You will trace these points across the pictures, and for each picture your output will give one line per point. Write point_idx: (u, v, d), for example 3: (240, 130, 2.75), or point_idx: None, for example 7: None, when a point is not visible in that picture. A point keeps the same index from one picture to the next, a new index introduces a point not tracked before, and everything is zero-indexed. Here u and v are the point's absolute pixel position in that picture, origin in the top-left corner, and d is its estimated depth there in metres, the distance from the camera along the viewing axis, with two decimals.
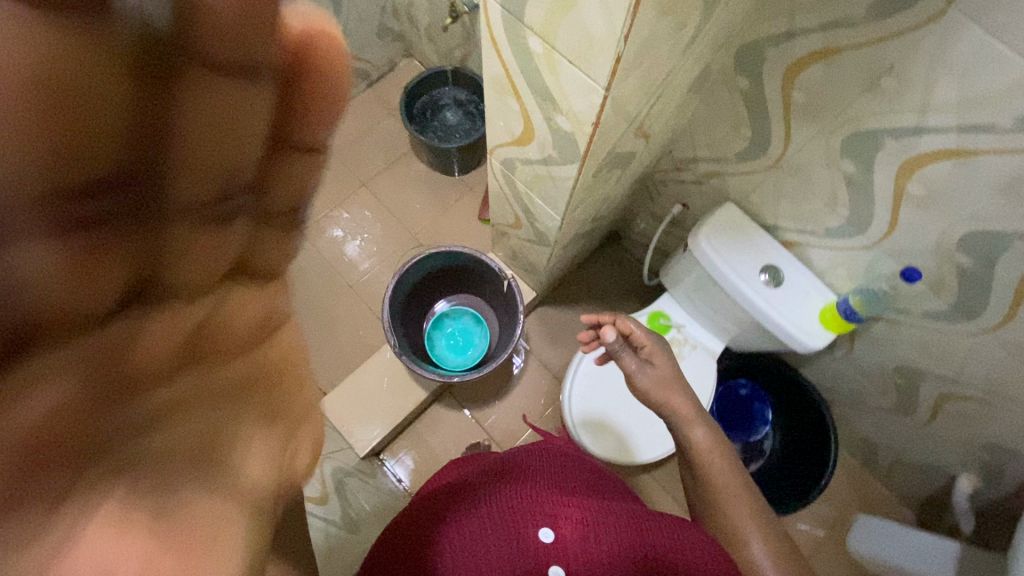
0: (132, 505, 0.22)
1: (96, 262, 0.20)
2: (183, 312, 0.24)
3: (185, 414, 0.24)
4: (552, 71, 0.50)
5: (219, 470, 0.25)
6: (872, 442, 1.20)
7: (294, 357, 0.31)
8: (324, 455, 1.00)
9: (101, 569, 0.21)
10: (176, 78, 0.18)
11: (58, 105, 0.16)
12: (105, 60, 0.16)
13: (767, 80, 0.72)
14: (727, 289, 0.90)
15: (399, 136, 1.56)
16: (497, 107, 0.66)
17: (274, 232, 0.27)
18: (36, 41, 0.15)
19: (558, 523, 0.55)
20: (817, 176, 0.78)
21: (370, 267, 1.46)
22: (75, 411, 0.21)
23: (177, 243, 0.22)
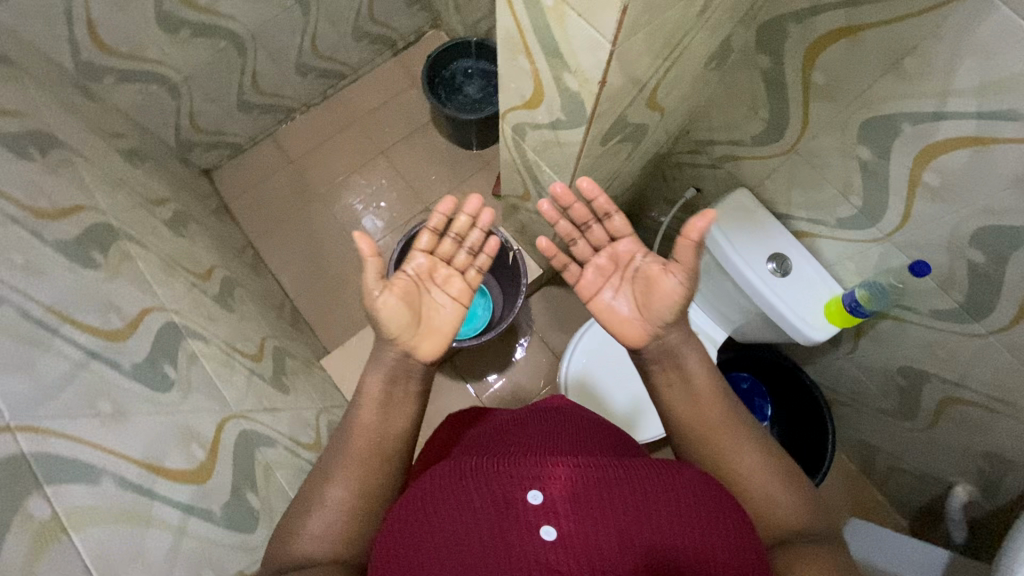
0: (396, 324, 0.65)
1: (441, 283, 0.71)
2: (445, 301, 0.69)
3: (432, 328, 0.67)
4: (562, 26, 0.50)
5: (411, 337, 0.65)
6: (870, 444, 1.19)
7: (446, 336, 0.67)
8: (322, 408, 1.03)
9: (382, 316, 0.64)
10: (479, 260, 0.74)
11: (458, 257, 0.73)
12: (470, 255, 0.73)
13: (788, 59, 0.71)
14: (735, 277, 0.89)
15: (420, 107, 1.57)
16: (509, 68, 0.66)
17: (465, 292, 0.71)
18: (465, 244, 0.73)
19: (545, 483, 0.50)
20: (832, 162, 0.76)
21: (382, 234, 1.48)
22: (422, 303, 0.68)
23: (453, 286, 0.70)
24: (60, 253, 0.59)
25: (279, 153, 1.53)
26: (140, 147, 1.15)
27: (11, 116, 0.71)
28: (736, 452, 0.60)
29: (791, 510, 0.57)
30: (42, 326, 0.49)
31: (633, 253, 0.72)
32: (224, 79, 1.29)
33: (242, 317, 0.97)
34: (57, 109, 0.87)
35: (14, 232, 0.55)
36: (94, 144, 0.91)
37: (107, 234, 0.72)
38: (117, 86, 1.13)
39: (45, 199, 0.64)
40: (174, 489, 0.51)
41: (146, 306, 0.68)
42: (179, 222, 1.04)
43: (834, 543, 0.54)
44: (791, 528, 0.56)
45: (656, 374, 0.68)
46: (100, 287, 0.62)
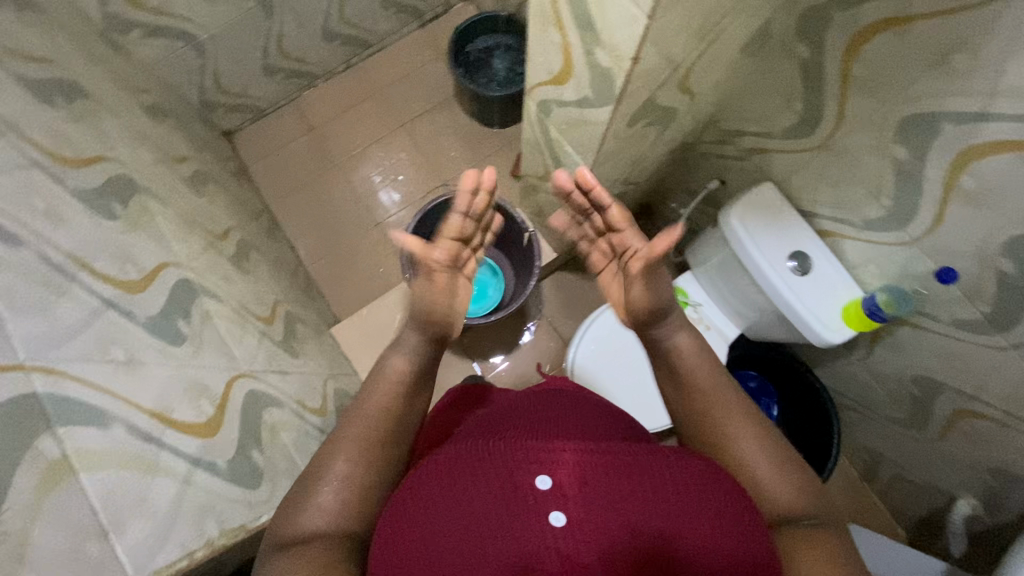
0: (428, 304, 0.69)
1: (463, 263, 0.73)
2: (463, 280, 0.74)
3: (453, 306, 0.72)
4: None
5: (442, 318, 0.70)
6: (874, 452, 1.18)
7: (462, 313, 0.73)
8: (330, 375, 1.04)
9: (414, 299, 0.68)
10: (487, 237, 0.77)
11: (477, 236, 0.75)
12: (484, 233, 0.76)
13: (828, 49, 0.68)
14: (754, 273, 0.89)
15: (445, 81, 1.55)
16: (540, 41, 0.64)
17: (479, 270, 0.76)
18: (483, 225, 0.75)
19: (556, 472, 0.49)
20: (865, 160, 0.74)
21: (397, 208, 1.48)
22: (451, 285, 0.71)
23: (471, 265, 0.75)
24: (80, 201, 0.60)
25: (300, 119, 1.52)
26: (163, 104, 1.15)
27: (37, 61, 0.71)
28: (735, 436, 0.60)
29: (785, 492, 0.58)
30: (59, 270, 0.49)
31: (630, 242, 0.72)
32: (250, 41, 1.28)
33: (256, 280, 0.97)
34: (84, 59, 0.87)
35: (37, 177, 0.55)
36: (117, 97, 0.91)
37: (128, 187, 0.72)
38: (143, 41, 1.12)
39: (68, 146, 0.65)
40: (182, 439, 0.52)
41: (162, 261, 0.68)
42: (198, 181, 1.04)
43: (825, 529, 0.54)
44: (781, 510, 0.57)
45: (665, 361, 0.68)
46: (118, 238, 0.62)
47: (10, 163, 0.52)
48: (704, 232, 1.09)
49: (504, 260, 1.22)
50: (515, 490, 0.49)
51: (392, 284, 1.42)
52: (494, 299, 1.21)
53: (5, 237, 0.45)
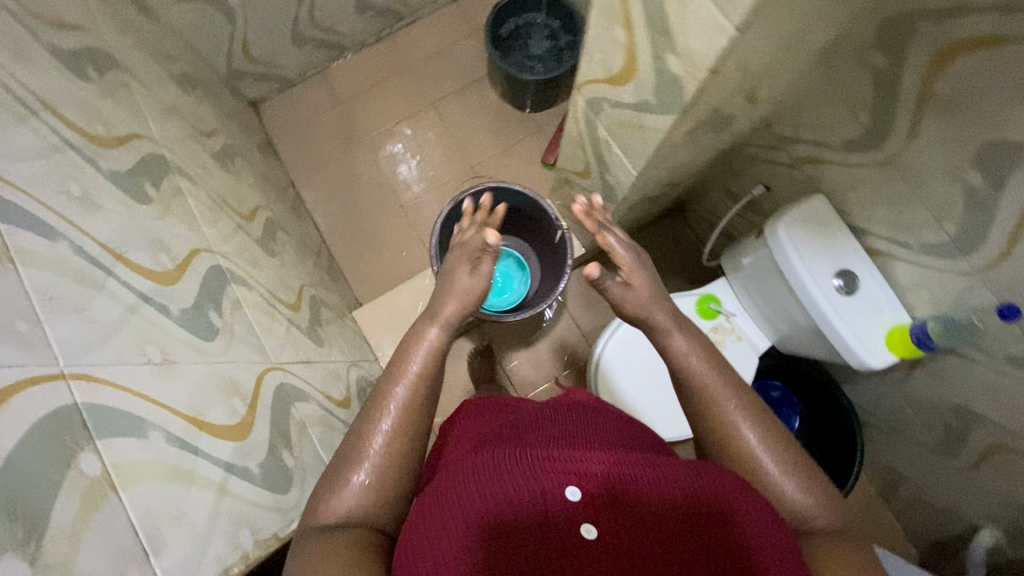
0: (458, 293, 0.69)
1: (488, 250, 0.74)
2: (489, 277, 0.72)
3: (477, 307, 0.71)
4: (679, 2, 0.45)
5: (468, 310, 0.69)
6: (895, 471, 1.16)
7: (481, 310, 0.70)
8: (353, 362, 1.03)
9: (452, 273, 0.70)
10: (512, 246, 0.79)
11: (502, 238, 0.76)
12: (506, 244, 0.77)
13: (909, 62, 0.63)
14: (796, 286, 0.86)
15: (477, 59, 1.50)
16: (599, 37, 0.60)
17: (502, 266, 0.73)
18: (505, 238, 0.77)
19: (585, 466, 0.50)
20: (933, 184, 0.70)
21: (423, 190, 1.45)
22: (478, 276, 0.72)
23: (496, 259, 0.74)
24: (113, 184, 0.57)
25: (328, 92, 1.48)
26: (192, 72, 1.11)
27: (69, 29, 0.68)
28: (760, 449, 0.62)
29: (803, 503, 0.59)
30: (96, 265, 0.47)
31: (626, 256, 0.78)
32: (281, 8, 1.23)
33: (282, 264, 0.96)
34: (114, 26, 0.84)
35: (71, 160, 0.52)
36: (147, 68, 0.87)
37: (159, 166, 0.70)
38: (173, 5, 1.08)
39: (100, 124, 0.62)
40: (219, 446, 0.51)
41: (194, 247, 0.66)
42: (226, 156, 1.01)
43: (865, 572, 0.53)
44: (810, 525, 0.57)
45: (699, 374, 0.68)
46: (150, 224, 0.60)
47: (45, 147, 0.49)
48: (743, 238, 1.05)
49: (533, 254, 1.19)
50: (543, 473, 0.49)
51: (415, 269, 1.40)
52: (519, 294, 1.18)
53: (40, 231, 0.43)
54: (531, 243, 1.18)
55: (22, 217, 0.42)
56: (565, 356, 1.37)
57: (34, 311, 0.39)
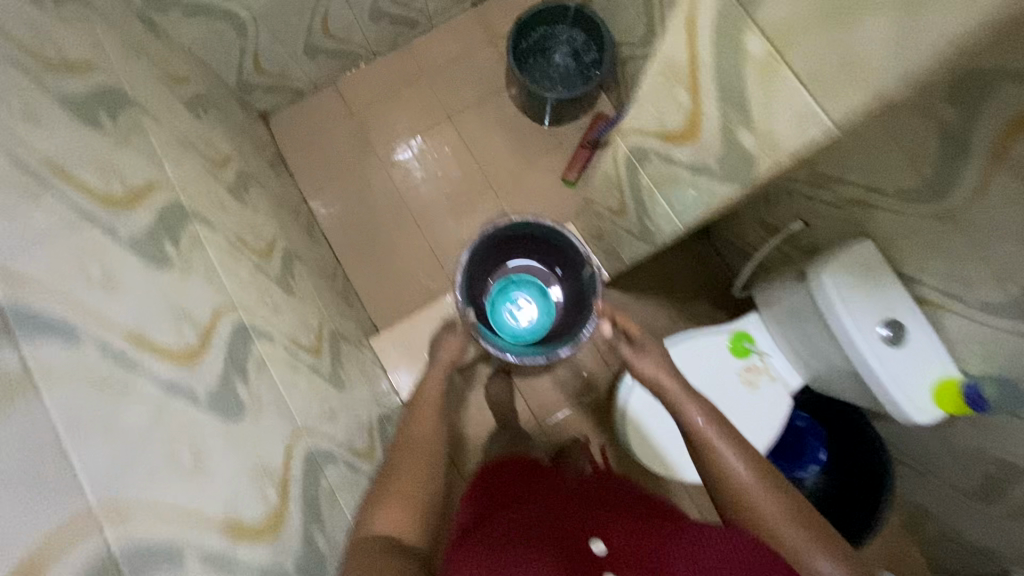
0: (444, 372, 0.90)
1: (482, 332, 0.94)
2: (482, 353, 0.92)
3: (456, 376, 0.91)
4: (767, 89, 0.49)
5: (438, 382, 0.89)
6: (923, 508, 1.14)
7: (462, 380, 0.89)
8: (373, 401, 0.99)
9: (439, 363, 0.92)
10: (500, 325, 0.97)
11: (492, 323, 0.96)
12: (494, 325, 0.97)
13: (983, 121, 0.58)
14: (840, 336, 0.83)
15: (495, 69, 1.43)
16: (654, 90, 0.60)
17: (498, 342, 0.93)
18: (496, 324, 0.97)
19: (567, 503, 0.69)
20: (995, 245, 0.66)
21: (440, 206, 1.40)
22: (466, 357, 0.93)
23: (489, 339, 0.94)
24: (135, 252, 0.53)
25: (341, 103, 1.42)
26: (204, 91, 1.06)
27: (79, 70, 0.63)
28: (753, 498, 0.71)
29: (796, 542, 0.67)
30: (121, 363, 0.44)
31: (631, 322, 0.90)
32: (294, 20, 1.17)
33: (302, 301, 0.92)
34: (124, 54, 0.78)
35: (90, 234, 0.48)
36: (159, 97, 0.82)
37: (177, 216, 0.66)
38: (183, 20, 1.02)
39: (117, 180, 0.58)
40: (252, 550, 0.49)
41: (217, 308, 0.62)
42: (241, 185, 0.96)
43: None
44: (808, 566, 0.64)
45: None
46: (174, 292, 0.56)
47: (63, 226, 0.46)
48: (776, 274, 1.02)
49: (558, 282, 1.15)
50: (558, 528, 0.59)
51: (432, 290, 1.36)
52: (543, 324, 1.14)
53: (63, 336, 0.40)
54: (557, 271, 1.13)
55: (41, 327, 0.39)
56: (585, 382, 1.34)
57: (63, 448, 0.37)
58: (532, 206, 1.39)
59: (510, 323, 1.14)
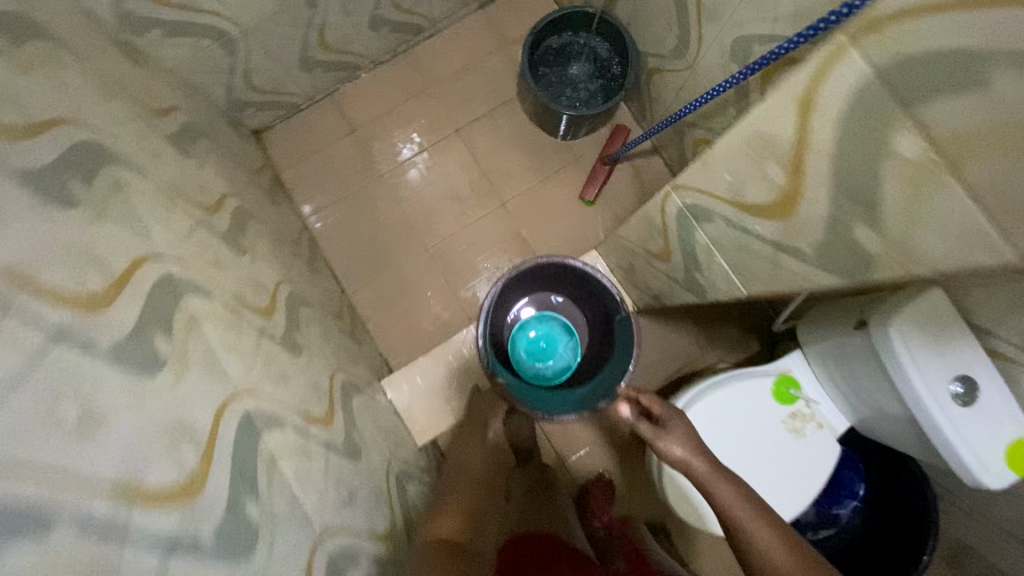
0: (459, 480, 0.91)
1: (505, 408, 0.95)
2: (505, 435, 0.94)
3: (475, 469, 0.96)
4: (919, 207, 0.45)
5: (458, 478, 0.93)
6: (970, 549, 1.09)
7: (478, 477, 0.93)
8: (388, 461, 0.92)
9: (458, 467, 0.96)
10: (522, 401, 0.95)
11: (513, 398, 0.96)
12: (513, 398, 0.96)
13: None
14: (907, 391, 0.76)
15: (506, 77, 1.33)
16: (743, 164, 0.56)
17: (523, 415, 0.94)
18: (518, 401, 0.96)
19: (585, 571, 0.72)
20: None
21: (449, 228, 1.31)
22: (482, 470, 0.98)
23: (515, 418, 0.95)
24: (118, 365, 0.45)
25: (340, 118, 1.32)
26: (192, 119, 0.96)
27: (45, 131, 0.54)
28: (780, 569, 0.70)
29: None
30: (109, 535, 0.37)
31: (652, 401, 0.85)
32: (287, 34, 1.06)
33: (310, 359, 0.84)
34: (100, 96, 0.69)
35: (65, 361, 0.40)
36: (142, 142, 0.73)
37: (169, 295, 0.57)
38: (164, 41, 0.92)
39: (95, 271, 0.49)
40: None
41: (216, 406, 0.54)
42: (239, 229, 0.87)
43: None
44: None
45: None
46: (167, 405, 0.48)
47: (32, 360, 0.37)
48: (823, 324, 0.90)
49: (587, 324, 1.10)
50: None
51: (444, 320, 1.28)
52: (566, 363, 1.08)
53: (38, 529, 0.33)
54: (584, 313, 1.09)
55: (13, 523, 0.32)
56: (607, 415, 1.27)
57: None
58: (548, 227, 1.30)
59: (530, 363, 1.09)
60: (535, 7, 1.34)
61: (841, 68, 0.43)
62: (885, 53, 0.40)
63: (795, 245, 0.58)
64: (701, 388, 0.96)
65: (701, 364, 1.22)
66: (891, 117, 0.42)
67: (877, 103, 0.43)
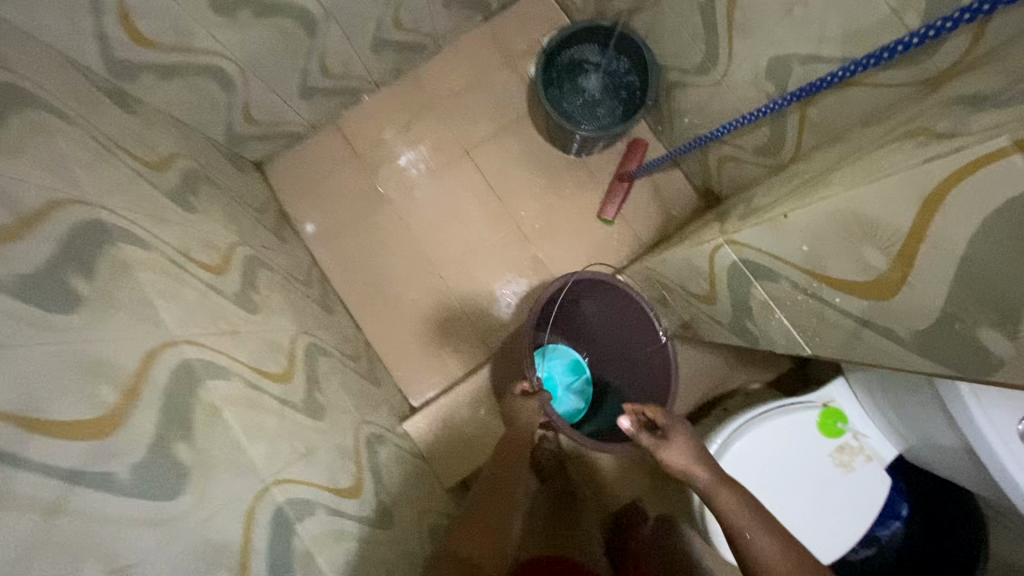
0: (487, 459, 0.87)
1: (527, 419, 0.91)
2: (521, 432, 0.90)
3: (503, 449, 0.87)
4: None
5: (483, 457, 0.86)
6: None
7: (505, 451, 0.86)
8: (418, 516, 0.88)
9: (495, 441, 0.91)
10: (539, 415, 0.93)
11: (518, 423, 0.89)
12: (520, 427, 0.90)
13: None
14: (971, 434, 0.72)
15: (516, 93, 1.27)
16: (820, 237, 0.57)
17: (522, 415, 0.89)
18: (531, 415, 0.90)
19: None
20: None
21: (463, 254, 1.26)
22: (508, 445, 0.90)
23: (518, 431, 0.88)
24: (146, 495, 0.43)
25: (344, 145, 1.26)
26: (193, 163, 0.91)
27: (41, 220, 0.49)
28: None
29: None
30: None
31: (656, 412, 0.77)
32: (287, 65, 1.00)
33: (334, 419, 0.79)
34: (97, 162, 0.64)
35: (85, 514, 0.38)
36: (144, 205, 0.68)
37: (190, 386, 0.53)
38: (158, 84, 0.86)
39: (106, 382, 0.44)
40: None
41: (250, 509, 0.51)
42: (249, 283, 0.82)
43: None
44: None
45: None
46: (198, 528, 0.46)
47: (47, 529, 0.35)
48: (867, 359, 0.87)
49: (613, 362, 1.11)
50: None
51: (463, 351, 1.23)
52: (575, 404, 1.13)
53: None
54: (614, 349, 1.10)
55: None
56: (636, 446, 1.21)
57: None
58: (566, 249, 1.25)
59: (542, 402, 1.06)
60: (544, 17, 1.27)
61: (1003, 169, 0.39)
62: None
63: (886, 324, 0.56)
64: (740, 424, 0.91)
65: (733, 386, 1.18)
66: None
67: None
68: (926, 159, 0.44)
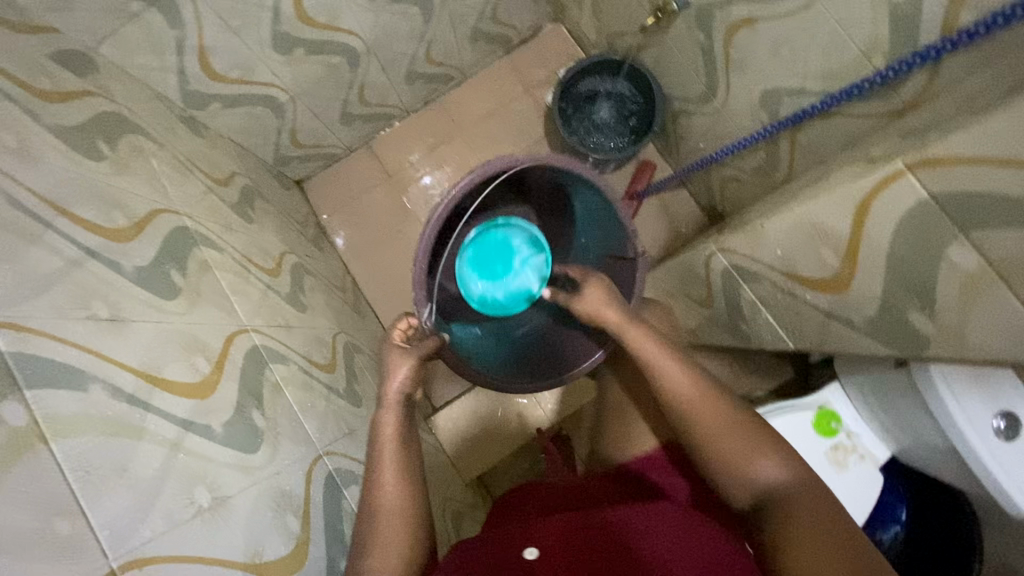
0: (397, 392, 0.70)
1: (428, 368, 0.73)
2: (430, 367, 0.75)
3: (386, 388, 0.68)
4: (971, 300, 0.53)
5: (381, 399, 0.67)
6: None
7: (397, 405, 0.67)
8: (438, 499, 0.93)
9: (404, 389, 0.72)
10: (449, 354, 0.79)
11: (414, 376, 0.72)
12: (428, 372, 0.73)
13: None
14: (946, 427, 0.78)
15: (534, 119, 1.38)
16: (797, 247, 0.67)
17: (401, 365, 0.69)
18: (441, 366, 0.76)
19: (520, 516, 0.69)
20: None
21: None
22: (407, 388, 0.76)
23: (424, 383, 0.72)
24: (231, 447, 0.52)
25: (376, 165, 1.38)
26: (247, 180, 1.02)
27: (147, 224, 0.60)
28: (753, 461, 0.60)
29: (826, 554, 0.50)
30: None
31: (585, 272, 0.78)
32: (330, 94, 1.13)
33: (369, 408, 0.88)
34: (180, 179, 0.75)
35: (192, 451, 0.48)
36: (215, 215, 0.79)
37: (260, 366, 0.63)
38: (222, 112, 0.99)
39: (202, 354, 0.55)
40: None
41: (309, 467, 0.61)
42: (298, 287, 0.93)
43: None
44: (760, 480, 0.60)
45: None
46: (271, 477, 0.55)
47: (166, 456, 0.46)
48: (858, 366, 0.93)
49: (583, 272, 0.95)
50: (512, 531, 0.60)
51: None
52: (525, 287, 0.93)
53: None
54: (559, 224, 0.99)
55: None
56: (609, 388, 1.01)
57: None
58: None
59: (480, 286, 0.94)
60: (560, 51, 1.39)
61: (902, 185, 0.53)
62: (940, 185, 0.50)
63: (846, 315, 0.68)
64: None
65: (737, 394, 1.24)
66: (950, 234, 0.52)
67: (938, 217, 0.52)
68: (861, 177, 0.57)
